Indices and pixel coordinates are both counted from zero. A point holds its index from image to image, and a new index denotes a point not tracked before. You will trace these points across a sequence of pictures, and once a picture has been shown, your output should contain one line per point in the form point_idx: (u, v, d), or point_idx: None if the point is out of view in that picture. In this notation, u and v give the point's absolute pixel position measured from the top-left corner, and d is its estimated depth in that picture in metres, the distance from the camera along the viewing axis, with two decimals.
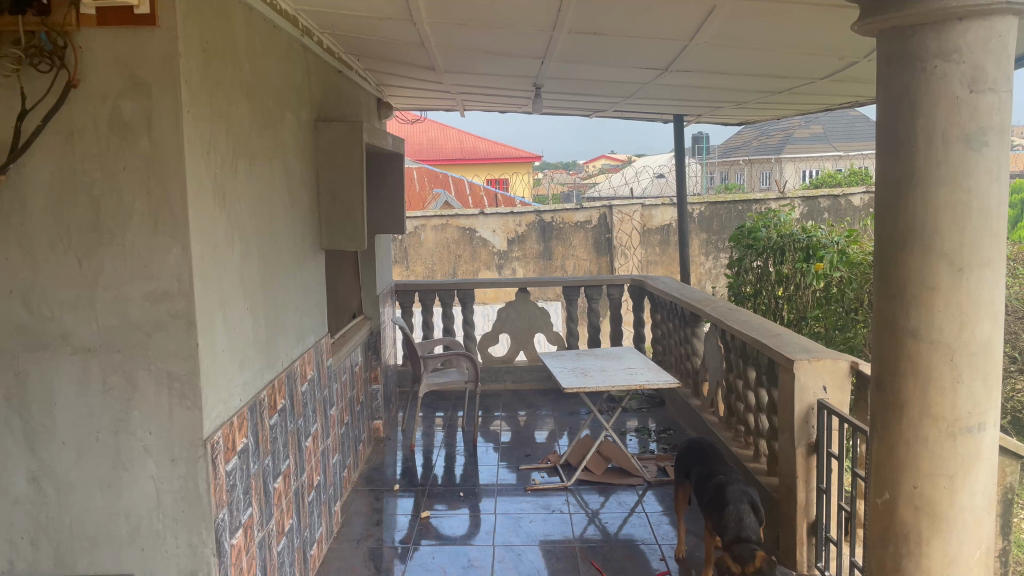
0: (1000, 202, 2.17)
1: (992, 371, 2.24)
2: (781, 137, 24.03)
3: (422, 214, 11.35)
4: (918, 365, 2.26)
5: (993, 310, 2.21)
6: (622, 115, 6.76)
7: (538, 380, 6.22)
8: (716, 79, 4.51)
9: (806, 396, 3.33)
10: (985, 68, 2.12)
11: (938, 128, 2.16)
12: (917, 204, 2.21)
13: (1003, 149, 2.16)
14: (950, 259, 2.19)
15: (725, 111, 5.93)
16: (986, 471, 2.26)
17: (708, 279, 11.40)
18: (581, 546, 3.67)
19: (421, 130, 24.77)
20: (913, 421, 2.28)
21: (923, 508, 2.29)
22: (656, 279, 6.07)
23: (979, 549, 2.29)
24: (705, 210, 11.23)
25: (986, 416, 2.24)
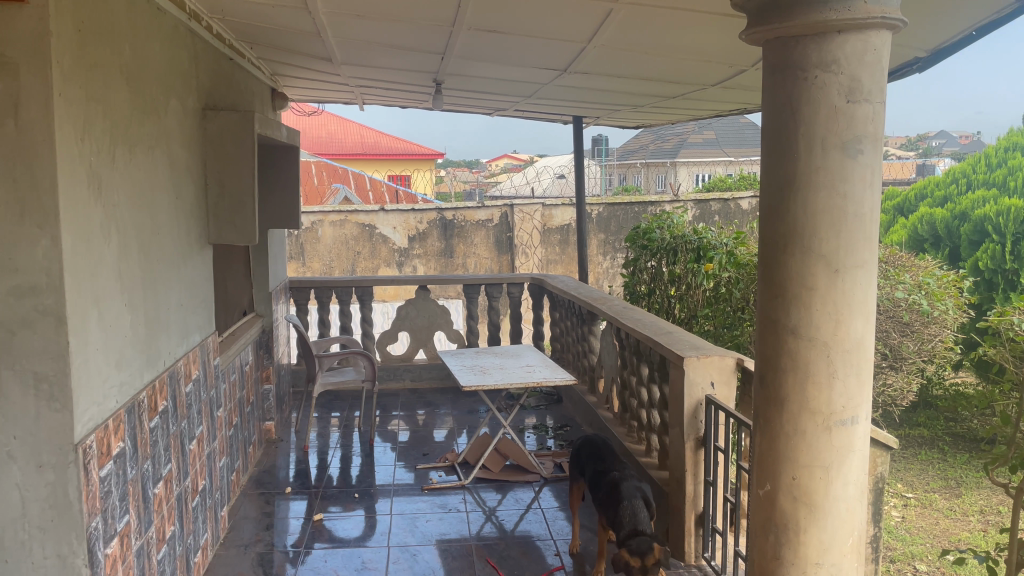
0: (872, 207, 2.30)
1: (865, 366, 2.36)
2: (676, 142, 24.84)
3: (319, 209, 11.08)
4: (797, 362, 2.36)
5: (866, 308, 2.33)
6: (523, 115, 6.79)
7: (437, 378, 6.18)
8: (613, 82, 4.59)
9: (695, 392, 3.43)
10: (860, 80, 2.23)
11: (817, 135, 2.26)
12: (798, 208, 2.31)
13: (876, 157, 2.28)
14: (828, 260, 2.30)
15: (622, 113, 6.05)
16: (858, 462, 2.39)
17: (605, 278, 11.63)
18: (477, 544, 3.66)
19: (320, 123, 24.22)
20: (792, 415, 2.38)
21: (801, 498, 2.40)
22: (554, 278, 6.14)
23: (851, 536, 2.42)
24: (603, 211, 11.45)
25: (859, 410, 2.36)
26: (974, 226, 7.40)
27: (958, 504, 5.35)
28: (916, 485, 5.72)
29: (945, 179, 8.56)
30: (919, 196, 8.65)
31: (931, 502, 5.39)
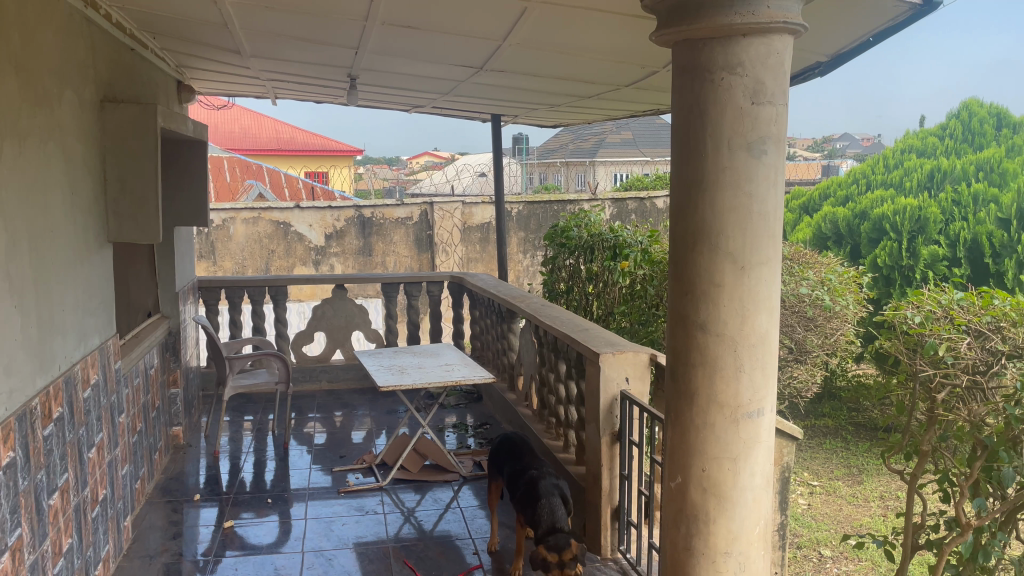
0: (775, 206, 2.37)
1: (769, 359, 2.44)
2: (595, 141, 25.19)
3: (231, 206, 10.76)
4: (706, 356, 2.42)
5: (769, 303, 2.41)
6: (441, 112, 6.75)
7: (354, 379, 6.09)
8: (529, 80, 4.61)
9: (610, 387, 3.47)
10: (764, 82, 2.29)
11: (724, 136, 2.32)
12: (706, 206, 2.36)
13: (779, 157, 2.36)
14: (734, 257, 2.36)
15: (540, 112, 6.08)
16: (763, 452, 2.47)
17: (525, 276, 11.69)
18: (395, 546, 3.62)
19: (233, 117, 23.52)
20: (702, 409, 2.44)
21: (711, 489, 2.46)
22: (474, 276, 6.12)
23: (757, 524, 2.50)
24: (523, 209, 11.49)
25: (764, 402, 2.44)
26: (873, 225, 7.75)
27: (860, 491, 5.60)
28: (821, 474, 5.96)
29: (847, 179, 8.87)
30: (823, 196, 8.94)
31: (835, 490, 5.62)
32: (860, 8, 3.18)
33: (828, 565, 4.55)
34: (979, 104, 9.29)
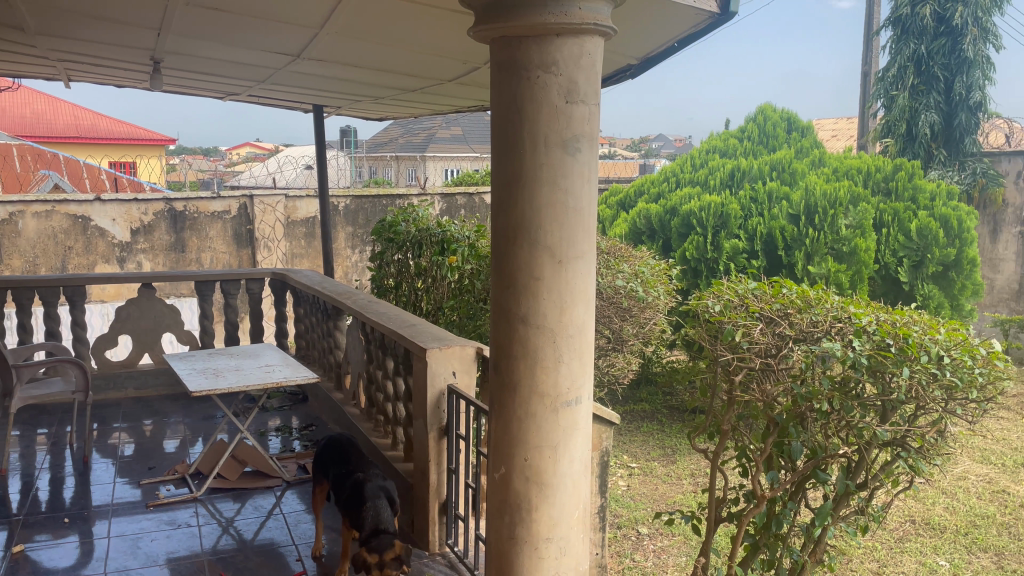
0: (590, 201, 2.46)
1: (586, 349, 2.53)
2: (425, 136, 25.19)
3: (19, 198, 9.66)
4: (527, 348, 2.47)
5: (585, 295, 2.49)
6: (259, 101, 6.45)
7: (165, 385, 5.70)
8: (350, 71, 4.50)
9: (437, 382, 3.45)
10: (577, 82, 2.36)
11: (540, 134, 2.37)
12: (525, 202, 2.41)
13: (592, 156, 2.44)
14: (552, 251, 2.42)
15: (364, 104, 5.96)
16: (581, 440, 2.56)
17: (354, 272, 11.46)
18: (210, 559, 3.42)
19: (22, 100, 21.23)
20: (524, 399, 2.49)
21: (533, 478, 2.52)
22: (298, 272, 5.90)
23: (577, 509, 2.59)
24: (350, 204, 11.23)
25: (582, 390, 2.53)
26: (682, 220, 8.24)
27: (673, 470, 5.97)
28: (640, 456, 6.29)
29: (659, 177, 9.31)
30: (637, 193, 9.37)
31: (652, 470, 5.95)
32: (666, 13, 3.35)
33: (646, 543, 4.80)
34: (772, 109, 9.96)
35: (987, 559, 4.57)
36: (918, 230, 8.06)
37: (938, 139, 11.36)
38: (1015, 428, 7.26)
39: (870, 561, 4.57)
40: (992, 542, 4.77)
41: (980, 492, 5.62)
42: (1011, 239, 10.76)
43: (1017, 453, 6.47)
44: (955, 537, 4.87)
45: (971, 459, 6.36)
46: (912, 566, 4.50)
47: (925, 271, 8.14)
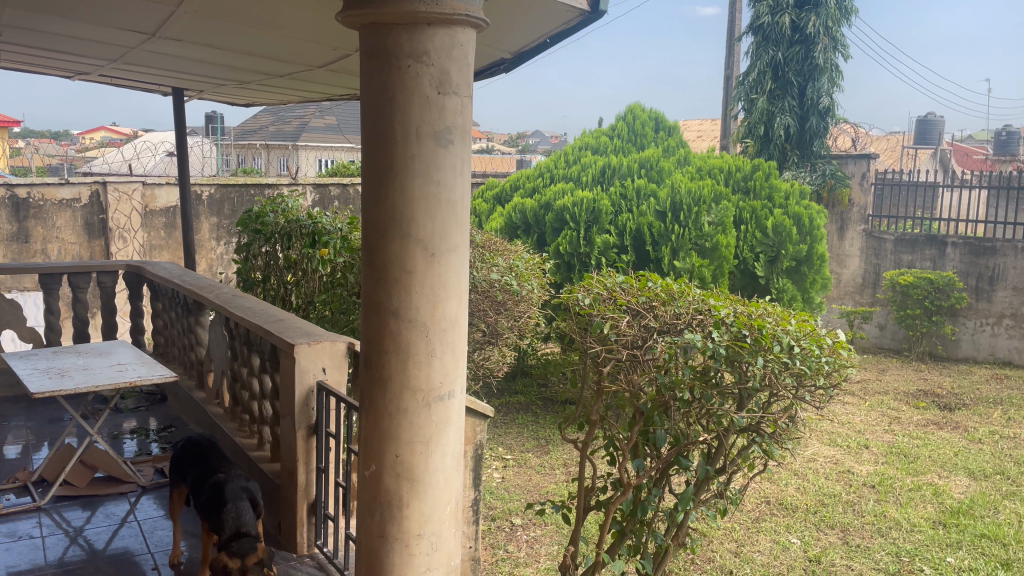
0: (463, 195, 2.45)
1: (459, 343, 2.52)
2: (297, 124, 24.48)
3: None
4: (399, 343, 2.44)
5: (459, 288, 2.48)
6: (113, 82, 6.04)
7: (5, 386, 5.25)
8: (213, 54, 4.29)
9: (306, 378, 3.34)
10: (449, 73, 2.34)
11: (412, 124, 2.33)
12: (396, 193, 2.37)
13: (464, 148, 2.42)
14: (424, 244, 2.39)
15: (228, 89, 5.70)
16: (454, 434, 2.55)
17: (219, 265, 10.94)
18: (55, 572, 3.17)
19: None
20: (395, 394, 2.46)
21: (404, 474, 2.49)
22: (156, 265, 5.56)
23: (449, 504, 2.58)
24: (215, 192, 10.71)
25: (454, 384, 2.52)
26: (556, 215, 8.36)
27: (547, 460, 6.07)
28: (514, 447, 6.36)
29: (534, 172, 9.36)
30: (512, 187, 9.38)
31: (526, 461, 6.03)
32: (538, 9, 3.38)
33: (519, 533, 4.85)
34: (641, 108, 10.06)
35: (834, 535, 4.91)
36: (773, 227, 8.57)
37: (792, 141, 12.04)
38: (858, 412, 7.85)
39: (729, 541, 4.82)
40: (838, 519, 5.13)
41: (828, 473, 6.03)
42: (857, 237, 11.69)
43: (860, 435, 7.00)
44: (805, 516, 5.21)
45: (820, 442, 6.83)
46: (767, 545, 4.77)
47: (780, 266, 8.65)
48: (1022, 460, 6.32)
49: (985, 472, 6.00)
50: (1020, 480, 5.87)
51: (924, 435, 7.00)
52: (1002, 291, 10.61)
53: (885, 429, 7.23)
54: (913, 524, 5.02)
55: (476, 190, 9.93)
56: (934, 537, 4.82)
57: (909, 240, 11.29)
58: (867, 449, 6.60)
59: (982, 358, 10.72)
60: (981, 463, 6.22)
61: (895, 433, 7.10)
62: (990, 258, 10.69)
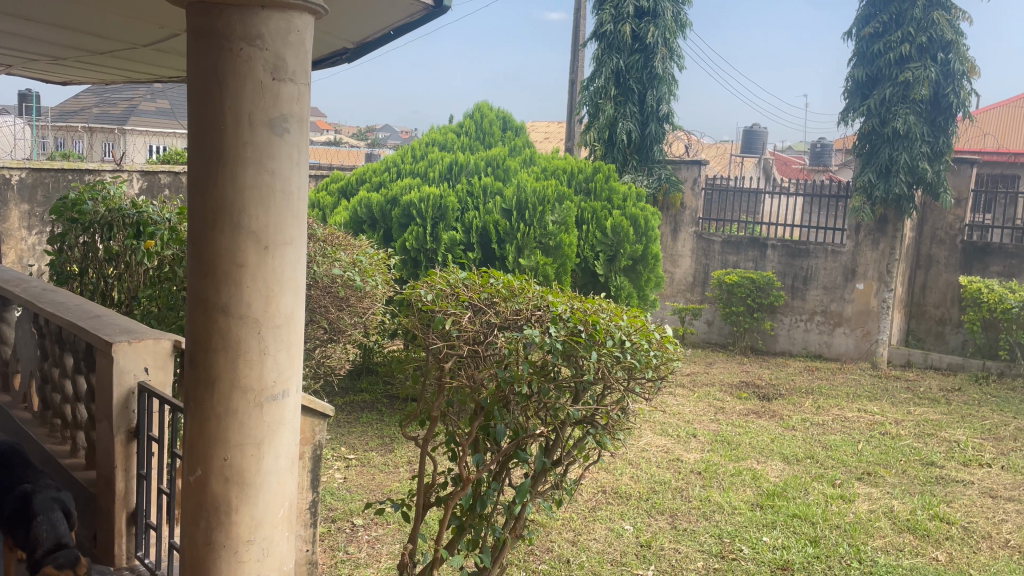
0: (299, 185, 2.40)
1: (293, 340, 2.46)
2: (125, 107, 22.87)
3: None
4: (228, 340, 2.35)
5: (294, 284, 2.43)
6: None
7: None
8: (21, 24, 3.91)
9: (125, 380, 3.10)
10: (284, 59, 2.30)
11: (244, 110, 2.27)
12: (226, 182, 2.30)
13: (300, 137, 2.38)
14: (257, 236, 2.33)
15: (40, 64, 5.22)
16: (289, 434, 2.49)
17: (31, 257, 10.00)
18: None
19: None
20: (224, 395, 2.36)
21: (232, 477, 2.40)
22: None
23: (282, 507, 2.50)
24: (27, 177, 9.80)
25: (289, 383, 2.45)
26: (402, 210, 8.26)
27: (391, 458, 6.00)
28: (358, 447, 6.24)
29: (380, 166, 9.20)
30: (358, 181, 9.17)
31: (369, 460, 5.93)
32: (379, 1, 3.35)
33: (360, 534, 4.77)
34: (489, 107, 10.14)
35: (663, 521, 5.17)
36: (612, 227, 8.91)
37: (632, 147, 12.19)
38: (688, 402, 8.33)
39: (566, 531, 4.96)
40: (667, 505, 5.41)
41: (659, 461, 6.35)
42: (688, 238, 12.48)
43: (689, 425, 7.42)
44: (638, 503, 5.46)
45: (653, 432, 7.17)
46: (602, 532, 4.95)
47: (618, 264, 9.02)
48: (829, 444, 6.93)
49: (798, 456, 6.53)
50: (827, 463, 6.44)
51: (745, 423, 7.53)
52: (814, 289, 11.60)
53: (711, 419, 7.70)
54: (734, 507, 5.38)
55: (320, 184, 9.62)
56: (753, 519, 5.18)
57: (734, 242, 12.16)
58: (694, 438, 7.00)
59: (797, 351, 11.71)
60: (793, 448, 6.76)
61: (720, 422, 7.59)
62: (804, 259, 11.65)
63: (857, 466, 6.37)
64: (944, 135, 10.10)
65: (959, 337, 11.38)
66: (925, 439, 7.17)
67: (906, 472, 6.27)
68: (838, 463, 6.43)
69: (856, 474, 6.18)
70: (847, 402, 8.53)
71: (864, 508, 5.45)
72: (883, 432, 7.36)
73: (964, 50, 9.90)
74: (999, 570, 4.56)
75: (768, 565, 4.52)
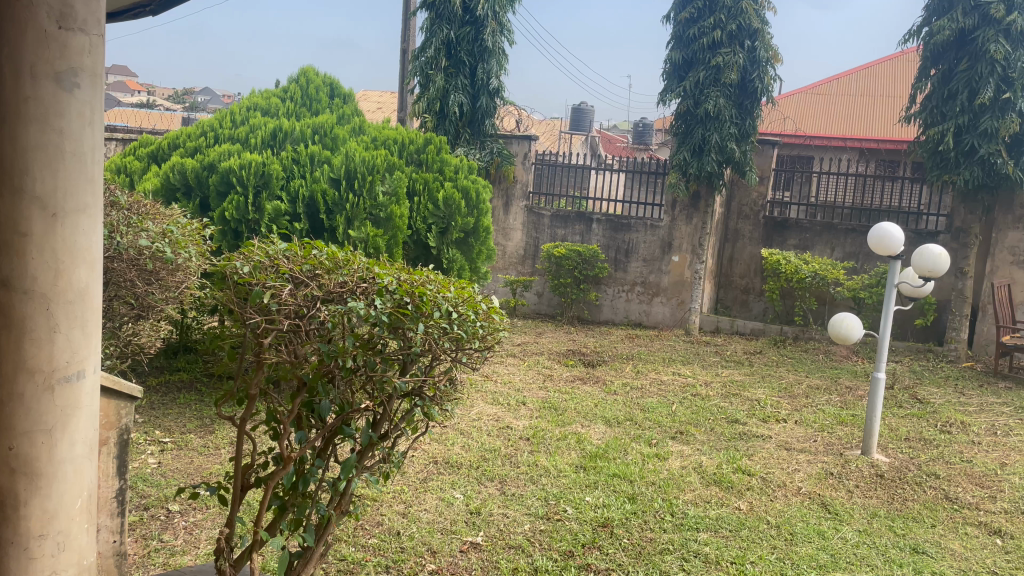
0: (91, 146, 2.28)
1: (89, 318, 2.33)
2: None
3: None
4: (11, 318, 2.19)
5: (89, 256, 2.30)
6: None
7: None
8: None
9: None
10: (73, 7, 2.18)
11: (25, 61, 2.14)
12: (7, 141, 2.15)
13: (93, 93, 2.27)
14: (43, 202, 2.18)
15: None
16: (86, 419, 2.35)
17: None
18: None
19: None
20: (9, 376, 2.20)
21: (21, 468, 2.23)
22: None
23: (80, 498, 2.37)
24: None
25: (84, 363, 2.32)
26: (220, 177, 7.76)
27: (211, 440, 5.71)
28: (174, 430, 5.88)
29: (195, 131, 8.62)
30: (171, 146, 8.56)
31: (187, 443, 5.61)
32: None
33: (176, 520, 4.51)
34: (315, 72, 9.77)
35: (492, 487, 5.28)
36: (444, 199, 8.92)
37: (464, 119, 12.15)
38: (518, 371, 8.56)
39: (397, 504, 4.94)
40: (496, 472, 5.53)
41: (489, 430, 6.46)
42: (519, 212, 12.73)
43: (518, 393, 7.61)
44: (468, 471, 5.54)
45: (483, 401, 7.30)
46: (433, 503, 4.99)
47: (450, 237, 9.07)
48: (646, 406, 7.36)
49: (617, 419, 6.89)
50: (644, 424, 6.84)
51: (571, 389, 7.85)
52: (635, 262, 12.24)
53: (539, 386, 7.96)
54: (560, 470, 5.59)
55: (125, 151, 8.85)
56: (576, 480, 5.41)
57: (562, 216, 12.56)
58: (523, 406, 7.20)
59: (619, 320, 12.38)
60: (614, 412, 7.12)
61: (547, 389, 7.86)
62: (626, 233, 12.26)
63: (670, 425, 6.82)
64: (749, 117, 10.90)
65: (761, 305, 12.46)
66: (731, 399, 7.78)
67: (714, 430, 6.78)
68: (654, 424, 6.85)
69: (670, 434, 6.60)
70: (663, 367, 9.11)
71: (676, 465, 5.84)
72: (694, 393, 7.92)
73: (768, 39, 10.64)
74: (792, 515, 5.04)
75: (590, 523, 4.74)
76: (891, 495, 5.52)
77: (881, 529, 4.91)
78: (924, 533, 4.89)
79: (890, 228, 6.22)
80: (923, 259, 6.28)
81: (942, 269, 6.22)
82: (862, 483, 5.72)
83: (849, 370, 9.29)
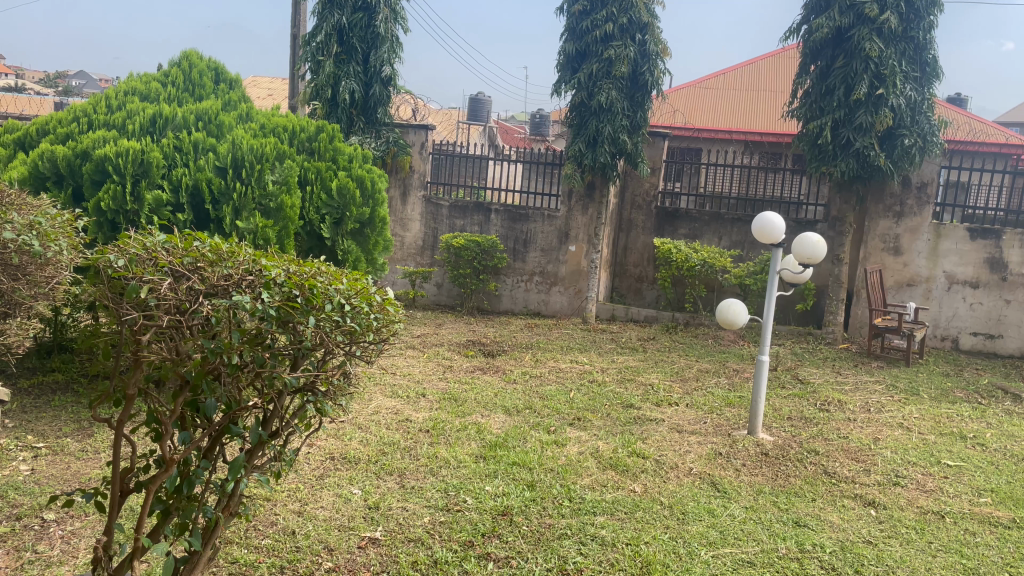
0: None
1: None
2: None
3: None
4: None
5: None
6: None
7: None
8: None
9: None
10: None
11: None
12: None
13: None
14: None
15: None
16: None
17: None
18: None
19: None
20: None
21: None
22: None
23: None
24: None
25: None
26: (95, 165, 7.31)
27: (90, 444, 5.41)
28: (48, 434, 5.53)
29: (66, 116, 8.09)
30: (39, 132, 8.00)
31: (62, 448, 5.29)
32: None
33: (51, 530, 4.25)
34: (198, 56, 9.33)
35: (391, 481, 5.22)
36: (338, 188, 8.74)
37: (357, 107, 11.90)
38: (418, 363, 8.50)
39: (292, 502, 4.82)
40: (396, 465, 5.48)
41: (388, 423, 6.39)
42: (417, 203, 12.62)
43: (417, 385, 7.57)
44: (366, 466, 5.46)
45: (382, 395, 7.21)
46: (329, 499, 4.89)
47: (344, 228, 8.90)
48: (545, 394, 7.45)
49: (517, 408, 6.95)
50: (543, 412, 6.92)
51: (471, 380, 7.87)
52: (533, 252, 12.37)
53: (438, 377, 7.94)
54: (460, 460, 5.59)
55: None
56: (476, 470, 5.42)
57: (460, 207, 12.51)
58: (423, 397, 7.16)
59: (518, 310, 12.52)
60: (514, 400, 7.18)
61: (447, 380, 7.85)
62: (524, 223, 12.36)
63: (568, 413, 6.93)
64: (641, 109, 11.16)
65: (654, 293, 12.86)
66: (626, 385, 7.99)
67: (610, 415, 6.94)
68: (553, 411, 6.94)
69: (568, 420, 6.71)
70: (561, 355, 9.25)
71: (574, 451, 5.95)
72: (591, 380, 8.09)
73: (658, 32, 10.91)
74: (683, 496, 5.22)
75: (489, 512, 4.76)
76: (775, 472, 5.80)
77: (766, 505, 5.15)
78: (805, 507, 5.16)
79: (772, 217, 6.50)
80: (803, 247, 6.60)
81: (820, 256, 6.56)
82: (749, 461, 5.98)
83: (736, 354, 9.70)
